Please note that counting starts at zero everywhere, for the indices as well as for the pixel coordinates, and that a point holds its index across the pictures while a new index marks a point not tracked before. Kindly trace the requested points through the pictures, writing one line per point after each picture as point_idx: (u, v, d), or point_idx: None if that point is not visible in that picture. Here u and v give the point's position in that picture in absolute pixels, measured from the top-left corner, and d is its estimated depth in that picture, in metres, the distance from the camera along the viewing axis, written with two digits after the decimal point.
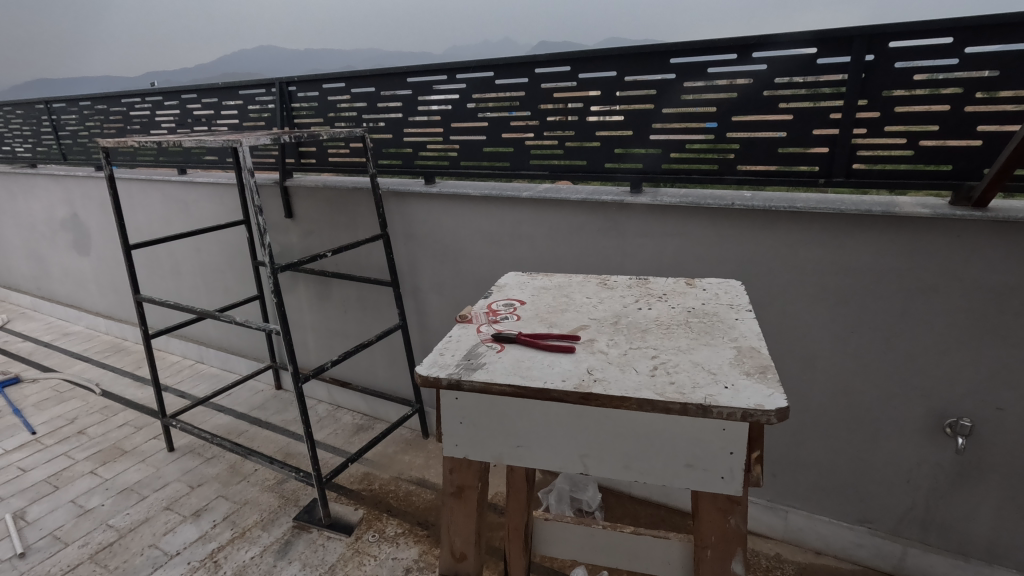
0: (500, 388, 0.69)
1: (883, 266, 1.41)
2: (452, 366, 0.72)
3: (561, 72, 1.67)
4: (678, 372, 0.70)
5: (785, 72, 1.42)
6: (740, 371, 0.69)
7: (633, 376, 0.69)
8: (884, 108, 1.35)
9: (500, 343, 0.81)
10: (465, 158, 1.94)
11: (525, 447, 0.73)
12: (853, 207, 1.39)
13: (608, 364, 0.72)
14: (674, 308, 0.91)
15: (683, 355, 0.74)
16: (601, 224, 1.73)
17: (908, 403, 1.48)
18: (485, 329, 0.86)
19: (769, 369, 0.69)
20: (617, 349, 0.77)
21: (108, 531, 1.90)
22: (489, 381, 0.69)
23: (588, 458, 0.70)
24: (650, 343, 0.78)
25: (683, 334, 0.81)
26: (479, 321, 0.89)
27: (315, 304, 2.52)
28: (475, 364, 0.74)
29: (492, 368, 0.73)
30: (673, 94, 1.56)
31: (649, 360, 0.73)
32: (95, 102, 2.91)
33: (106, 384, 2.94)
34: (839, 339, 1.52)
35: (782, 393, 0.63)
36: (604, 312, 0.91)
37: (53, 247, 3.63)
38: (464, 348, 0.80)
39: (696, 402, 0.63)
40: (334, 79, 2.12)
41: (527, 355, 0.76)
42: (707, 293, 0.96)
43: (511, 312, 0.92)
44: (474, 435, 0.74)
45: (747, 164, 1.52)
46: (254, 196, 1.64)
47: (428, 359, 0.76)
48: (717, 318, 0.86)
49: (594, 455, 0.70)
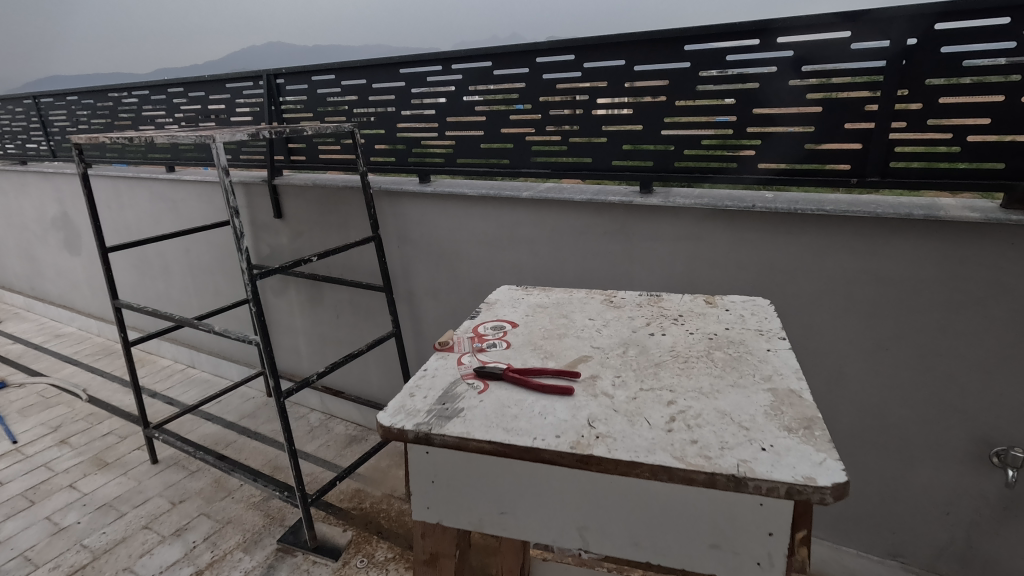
0: (478, 445, 0.56)
1: (923, 276, 1.24)
2: (420, 417, 0.59)
3: (564, 61, 1.53)
4: (701, 427, 0.56)
5: (813, 60, 1.26)
6: (778, 428, 0.55)
7: (644, 432, 0.55)
8: (927, 99, 1.20)
9: (484, 381, 0.67)
10: (461, 155, 1.80)
11: (511, 514, 0.62)
12: (891, 210, 1.22)
13: (613, 414, 0.58)
14: (692, 335, 0.77)
15: (706, 401, 0.60)
16: (606, 227, 1.58)
17: (949, 429, 1.31)
18: (466, 361, 0.72)
19: (816, 425, 0.55)
20: (624, 391, 0.63)
21: (82, 552, 1.79)
22: (464, 437, 0.56)
23: (588, 531, 0.59)
24: (665, 384, 0.64)
25: (704, 372, 0.66)
26: (461, 349, 0.76)
27: (306, 309, 2.39)
28: (450, 411, 0.60)
29: (470, 417, 0.59)
30: (687, 85, 1.41)
31: (664, 408, 0.59)
32: (81, 96, 2.80)
33: (94, 389, 2.84)
34: (869, 357, 1.35)
35: (837, 460, 0.50)
36: (608, 339, 0.77)
37: (45, 246, 3.53)
38: (440, 387, 0.66)
39: (726, 472, 0.49)
40: (323, 71, 1.98)
41: (514, 399, 0.62)
42: (731, 315, 0.82)
43: (499, 337, 0.79)
44: (451, 497, 0.64)
45: (769, 162, 1.37)
46: (231, 196, 1.48)
47: (393, 403, 0.62)
48: (744, 348, 0.72)
49: (595, 528, 0.59)
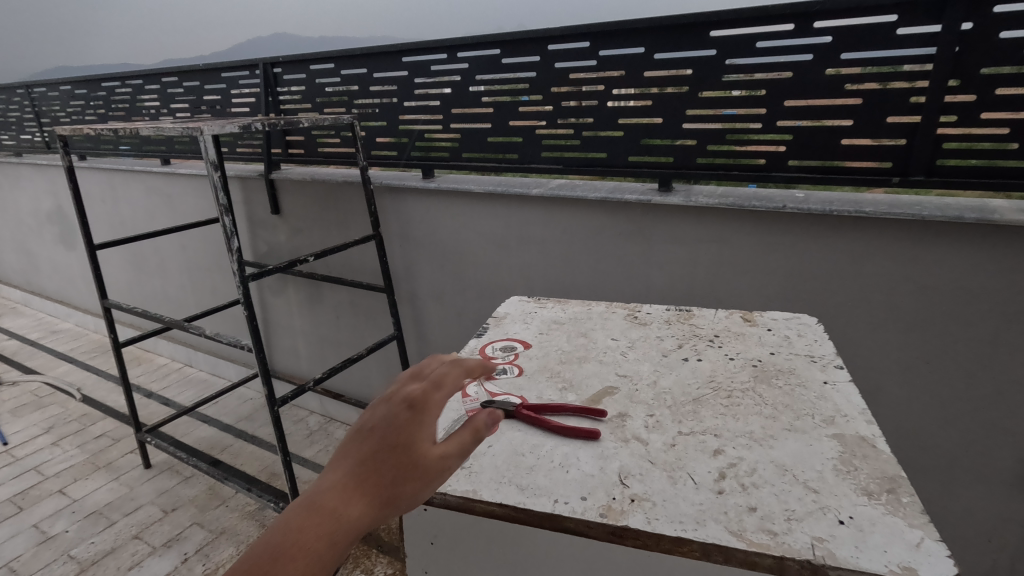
0: (484, 508, 0.54)
1: (973, 284, 1.12)
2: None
3: (578, 49, 1.42)
4: (761, 491, 0.53)
5: (854, 47, 1.14)
6: (855, 490, 0.53)
7: (691, 496, 0.53)
8: (982, 90, 1.08)
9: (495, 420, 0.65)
10: (466, 149, 1.69)
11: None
12: (939, 212, 1.11)
13: (651, 467, 0.56)
14: (732, 360, 0.75)
15: (760, 450, 0.58)
16: (622, 227, 1.47)
17: (997, 451, 1.20)
18: (471, 391, 0.70)
19: (901, 489, 0.53)
20: (661, 436, 0.61)
21: (69, 563, 1.72)
22: (470, 496, 0.54)
23: None
24: (710, 425, 0.62)
25: (754, 413, 0.64)
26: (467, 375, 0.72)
27: (305, 309, 2.30)
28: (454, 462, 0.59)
29: (476, 471, 0.57)
30: (712, 75, 1.29)
31: (711, 461, 0.57)
32: (74, 86, 2.70)
33: (88, 388, 2.76)
34: (909, 371, 1.24)
35: (938, 539, 0.47)
36: (637, 367, 0.74)
37: (41, 240, 3.45)
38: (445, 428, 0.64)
39: (799, 556, 0.47)
40: (322, 59, 1.87)
41: (527, 445, 0.60)
42: (774, 339, 0.80)
43: (508, 362, 0.76)
44: (450, 557, 0.59)
45: (801, 159, 1.26)
46: (220, 193, 1.38)
47: None
48: (797, 379, 0.70)
49: None
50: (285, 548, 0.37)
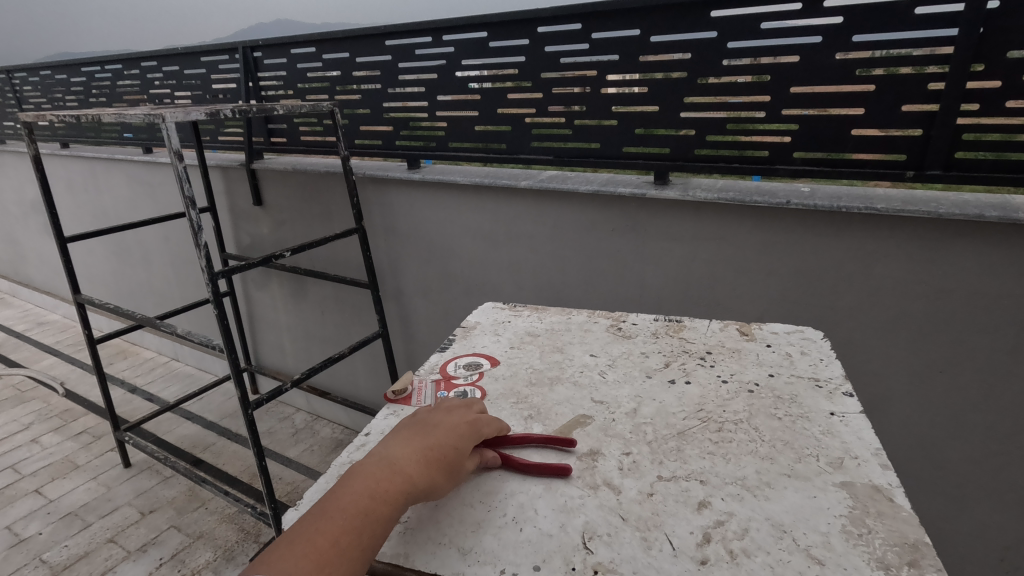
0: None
1: (993, 290, 1.03)
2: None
3: (570, 31, 1.32)
4: (752, 561, 0.48)
5: (868, 28, 1.04)
6: (869, 563, 0.48)
7: (667, 568, 0.48)
8: (1008, 75, 0.98)
9: None
10: (453, 139, 1.60)
11: None
12: (957, 209, 1.01)
13: (621, 528, 0.52)
14: (726, 383, 0.73)
15: (754, 504, 0.54)
16: (616, 223, 1.38)
17: (1013, 467, 1.11)
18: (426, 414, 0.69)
19: (922, 565, 0.47)
20: (638, 483, 0.57)
21: (40, 568, 1.66)
22: (399, 564, 0.50)
23: None
24: (695, 465, 0.59)
25: (745, 453, 0.61)
26: (421, 401, 0.71)
27: (290, 304, 2.22)
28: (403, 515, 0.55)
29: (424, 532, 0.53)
30: (713, 59, 1.19)
31: (700, 516, 0.53)
32: (54, 71, 2.60)
33: (71, 382, 2.70)
34: (921, 381, 1.15)
35: None
36: (622, 392, 0.73)
37: (27, 230, 3.37)
38: None
39: None
40: (303, 42, 1.77)
41: (477, 496, 0.57)
42: (776, 356, 0.79)
43: (470, 382, 0.75)
44: None
45: (807, 151, 1.16)
46: (184, 184, 1.29)
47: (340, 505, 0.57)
48: (801, 409, 0.68)
49: None
50: (364, 493, 0.48)
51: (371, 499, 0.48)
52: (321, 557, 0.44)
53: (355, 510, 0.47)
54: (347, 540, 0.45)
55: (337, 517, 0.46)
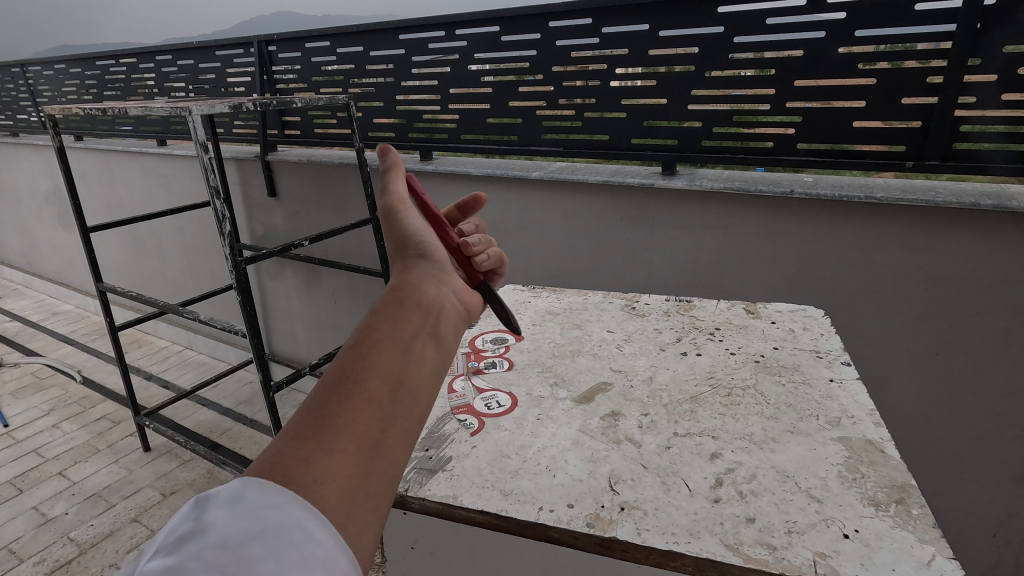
0: (472, 515, 0.58)
1: (986, 275, 1.08)
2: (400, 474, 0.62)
3: (581, 25, 1.36)
4: (760, 500, 0.57)
5: (869, 24, 1.08)
6: (862, 500, 0.56)
7: (686, 504, 0.57)
8: (1003, 69, 1.02)
9: (478, 418, 0.72)
10: (465, 131, 1.63)
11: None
12: (954, 198, 1.06)
13: (643, 473, 0.61)
14: (734, 354, 0.82)
15: (761, 455, 0.63)
16: (625, 213, 1.42)
17: (1005, 446, 1.17)
18: (457, 386, 0.78)
19: (910, 501, 0.56)
20: (655, 438, 0.66)
21: (68, 546, 1.72)
22: (450, 502, 0.59)
23: None
24: (707, 425, 0.68)
25: (753, 413, 0.69)
26: (454, 369, 0.83)
27: (303, 294, 2.28)
28: (439, 464, 0.65)
29: (462, 475, 0.63)
30: (719, 53, 1.23)
31: (713, 462, 0.62)
32: (68, 65, 2.63)
33: (88, 370, 2.76)
34: (917, 364, 1.20)
35: (948, 557, 0.50)
36: (640, 362, 0.82)
37: (41, 222, 3.43)
38: (433, 430, 0.70)
39: (800, 572, 0.49)
40: (318, 37, 1.80)
41: (512, 448, 0.66)
42: (780, 330, 0.88)
43: (499, 355, 0.86)
44: (436, 554, 0.65)
45: (810, 142, 1.20)
46: (210, 175, 1.34)
47: None
48: (803, 376, 0.76)
49: None
50: (375, 350, 0.35)
51: (388, 352, 0.35)
52: (347, 439, 0.31)
53: (374, 373, 0.34)
54: (376, 411, 0.33)
55: (348, 388, 0.33)
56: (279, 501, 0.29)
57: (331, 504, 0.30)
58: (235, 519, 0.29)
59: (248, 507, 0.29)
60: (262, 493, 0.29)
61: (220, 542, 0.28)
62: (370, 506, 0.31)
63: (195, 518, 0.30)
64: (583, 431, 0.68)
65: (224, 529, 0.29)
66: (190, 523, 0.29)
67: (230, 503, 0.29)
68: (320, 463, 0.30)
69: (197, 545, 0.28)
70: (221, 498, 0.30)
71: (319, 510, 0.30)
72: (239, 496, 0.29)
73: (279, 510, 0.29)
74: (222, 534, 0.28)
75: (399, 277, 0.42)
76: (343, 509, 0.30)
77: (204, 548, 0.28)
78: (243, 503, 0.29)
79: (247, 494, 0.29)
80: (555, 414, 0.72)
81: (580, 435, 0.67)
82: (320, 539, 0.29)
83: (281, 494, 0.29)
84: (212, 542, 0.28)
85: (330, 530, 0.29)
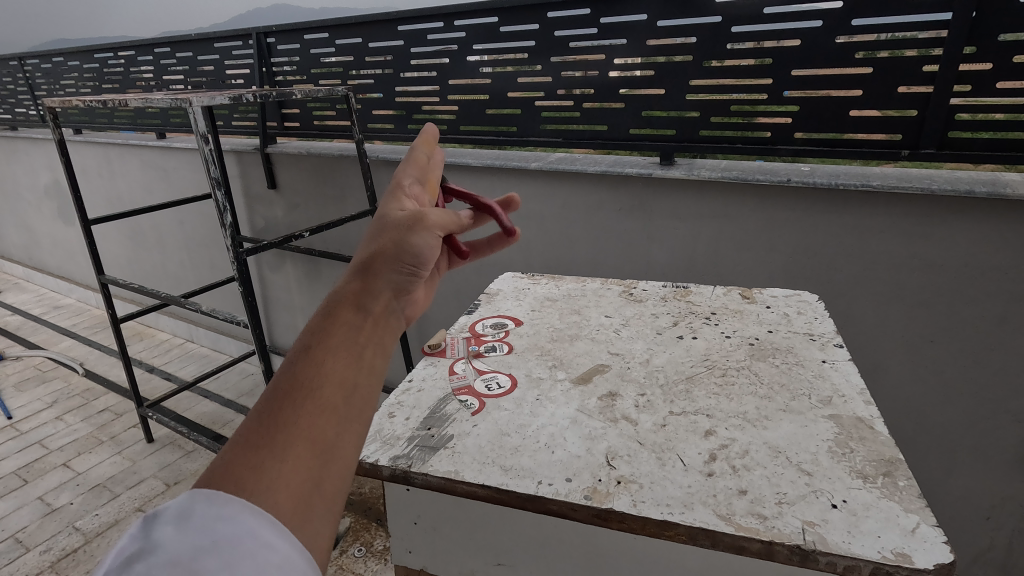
0: (473, 490, 0.60)
1: (979, 262, 1.10)
2: (403, 452, 0.64)
3: (579, 16, 1.36)
4: (752, 474, 0.58)
5: (866, 14, 1.09)
6: (851, 473, 0.58)
7: (680, 478, 0.58)
8: (999, 58, 1.03)
9: (479, 399, 0.73)
10: (464, 122, 1.64)
11: (501, 546, 0.64)
12: (949, 185, 1.07)
13: (639, 450, 0.62)
14: (730, 338, 0.83)
15: (755, 432, 0.64)
16: (623, 203, 1.43)
17: (998, 431, 1.18)
18: (458, 370, 0.80)
19: (898, 474, 0.57)
20: (651, 418, 0.67)
21: (74, 535, 1.74)
22: (452, 478, 0.60)
23: (594, 562, 0.60)
24: (703, 404, 0.69)
25: (748, 393, 0.71)
26: (455, 353, 0.84)
27: (303, 285, 2.29)
28: (439, 443, 0.66)
29: (463, 452, 0.64)
30: (717, 42, 1.23)
31: (707, 439, 0.63)
32: (66, 58, 2.63)
33: (91, 363, 2.78)
34: (911, 350, 1.22)
35: (935, 526, 0.51)
36: (637, 345, 0.83)
37: (41, 216, 3.44)
38: (432, 410, 0.72)
39: (791, 543, 0.51)
40: (317, 28, 1.80)
41: (512, 427, 0.67)
42: (775, 313, 0.89)
43: (499, 340, 0.87)
44: (436, 529, 0.67)
45: (808, 131, 1.21)
46: (210, 166, 1.35)
47: (376, 436, 0.68)
48: (797, 357, 0.78)
49: (599, 562, 0.60)
50: (330, 358, 0.36)
51: (342, 360, 0.36)
52: (302, 445, 0.34)
53: (329, 380, 0.35)
54: (331, 417, 0.35)
55: (302, 394, 0.35)
56: (229, 512, 0.31)
57: (286, 508, 0.33)
58: (186, 535, 0.31)
59: (197, 521, 0.31)
60: (211, 506, 0.32)
61: (173, 558, 0.31)
62: (326, 504, 0.34)
63: (143, 538, 0.32)
64: (581, 411, 0.69)
65: (175, 545, 0.31)
66: (142, 541, 0.32)
67: (179, 520, 0.32)
68: (276, 470, 0.33)
69: (147, 563, 0.30)
70: (171, 515, 0.33)
71: (274, 516, 0.32)
72: (188, 511, 0.32)
73: (230, 520, 0.31)
74: (174, 549, 0.31)
75: (361, 280, 0.40)
76: (297, 510, 0.33)
77: (155, 564, 0.30)
78: (193, 517, 0.32)
79: (196, 508, 0.32)
80: (554, 395, 0.73)
81: (578, 415, 0.69)
82: (274, 543, 0.31)
83: (233, 503, 0.32)
84: (163, 558, 0.31)
85: (284, 533, 0.32)
